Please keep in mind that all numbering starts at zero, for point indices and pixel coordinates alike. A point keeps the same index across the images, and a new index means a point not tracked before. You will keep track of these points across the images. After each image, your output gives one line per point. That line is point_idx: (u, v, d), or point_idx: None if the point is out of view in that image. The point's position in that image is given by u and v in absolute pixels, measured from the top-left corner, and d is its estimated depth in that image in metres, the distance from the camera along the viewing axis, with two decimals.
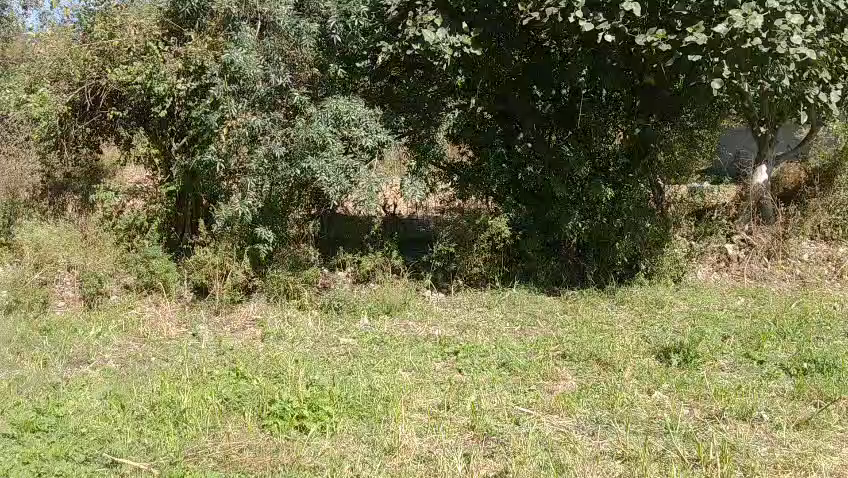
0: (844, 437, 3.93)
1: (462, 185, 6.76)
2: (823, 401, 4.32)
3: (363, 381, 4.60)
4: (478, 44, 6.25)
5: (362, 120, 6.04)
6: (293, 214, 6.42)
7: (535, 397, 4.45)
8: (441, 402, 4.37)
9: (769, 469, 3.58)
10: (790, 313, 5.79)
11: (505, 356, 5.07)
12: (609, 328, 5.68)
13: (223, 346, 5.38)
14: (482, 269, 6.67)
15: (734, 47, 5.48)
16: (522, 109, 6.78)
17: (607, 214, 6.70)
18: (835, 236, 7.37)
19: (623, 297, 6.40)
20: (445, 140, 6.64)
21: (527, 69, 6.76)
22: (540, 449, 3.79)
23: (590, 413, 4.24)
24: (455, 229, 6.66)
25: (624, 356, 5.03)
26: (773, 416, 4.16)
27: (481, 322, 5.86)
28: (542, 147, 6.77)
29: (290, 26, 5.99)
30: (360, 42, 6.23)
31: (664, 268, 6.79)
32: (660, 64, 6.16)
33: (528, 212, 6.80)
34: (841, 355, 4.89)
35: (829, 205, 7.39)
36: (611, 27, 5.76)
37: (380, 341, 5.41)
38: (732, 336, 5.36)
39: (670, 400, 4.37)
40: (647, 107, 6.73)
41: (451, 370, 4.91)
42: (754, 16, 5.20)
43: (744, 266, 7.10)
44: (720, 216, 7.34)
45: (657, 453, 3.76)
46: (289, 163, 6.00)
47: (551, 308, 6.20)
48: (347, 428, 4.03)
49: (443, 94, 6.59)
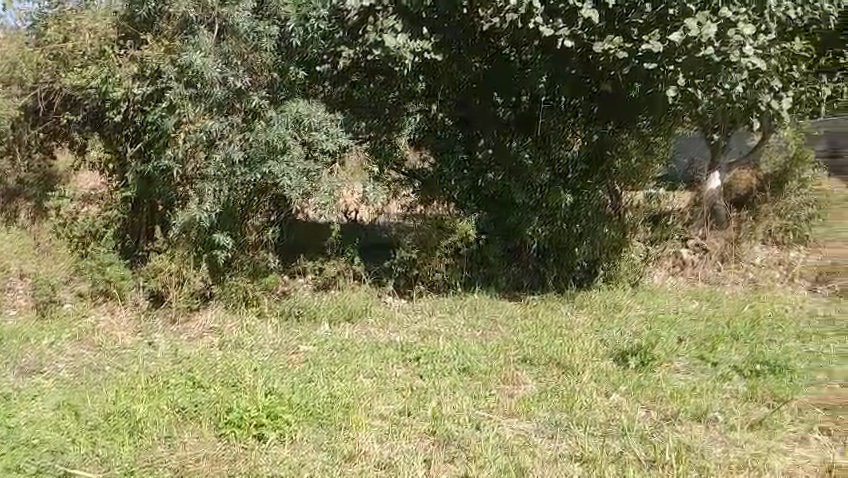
0: (795, 437, 4.04)
1: (423, 191, 6.74)
2: (776, 401, 4.44)
3: (323, 387, 4.58)
4: (440, 50, 6.39)
5: (322, 124, 6.07)
6: (251, 219, 6.30)
7: (495, 401, 4.48)
8: (402, 408, 4.37)
9: (723, 469, 3.66)
10: (743, 316, 5.94)
11: (466, 361, 5.09)
12: (567, 331, 5.75)
13: (180, 354, 5.31)
14: (444, 274, 6.74)
15: (688, 55, 5.66)
16: (481, 115, 6.86)
17: (566, 220, 6.79)
18: (786, 241, 7.55)
19: (581, 301, 6.51)
20: (407, 145, 6.64)
21: (487, 76, 6.75)
22: (499, 453, 3.82)
23: (549, 416, 4.29)
24: (418, 234, 6.66)
25: (582, 360, 5.10)
26: (727, 417, 4.24)
27: (441, 328, 5.88)
28: (502, 154, 6.80)
29: (249, 30, 6.06)
30: (320, 46, 6.30)
31: (621, 272, 6.99)
32: (616, 72, 6.17)
33: (488, 217, 6.88)
34: (792, 357, 5.02)
35: (780, 210, 7.65)
36: (570, 33, 5.85)
37: (340, 348, 5.40)
38: (687, 338, 5.48)
39: (627, 403, 4.44)
40: (605, 113, 6.74)
41: (412, 375, 4.91)
42: (708, 25, 5.50)
43: (698, 270, 7.33)
44: (676, 221, 7.47)
45: (614, 455, 3.81)
46: (248, 168, 5.96)
47: (512, 313, 6.25)
48: (306, 436, 4.01)
49: (405, 100, 6.56)
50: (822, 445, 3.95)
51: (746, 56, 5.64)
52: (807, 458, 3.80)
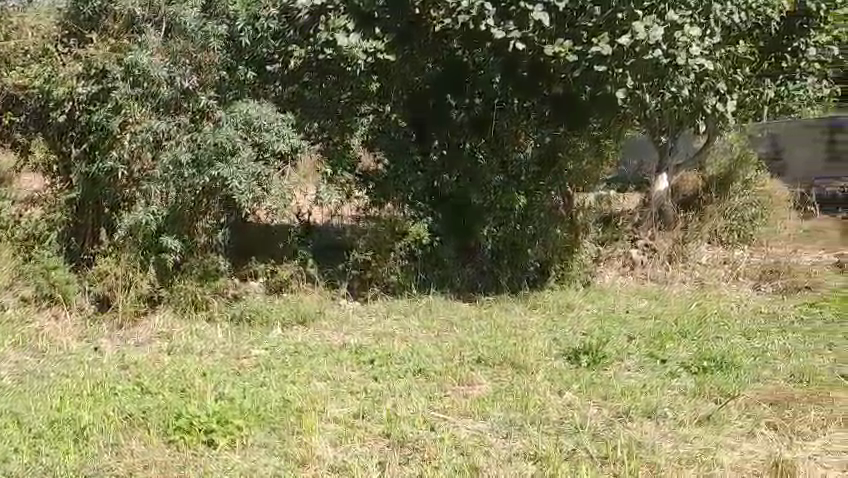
0: (742, 432, 4.11)
1: (376, 193, 6.69)
2: (724, 397, 4.53)
3: (276, 392, 4.52)
4: (393, 50, 6.39)
5: (274, 125, 6.03)
6: (201, 221, 6.20)
7: (450, 402, 4.48)
8: (356, 411, 4.34)
9: (673, 464, 3.73)
10: (690, 314, 6.08)
11: (420, 363, 5.08)
12: (521, 331, 5.79)
13: (127, 359, 5.18)
14: (398, 276, 6.73)
15: (636, 58, 5.79)
16: (433, 117, 6.81)
17: (519, 221, 6.87)
18: (731, 240, 7.78)
19: (535, 301, 6.58)
20: (360, 146, 6.59)
21: (440, 77, 6.71)
22: (454, 454, 3.82)
23: (503, 416, 4.30)
24: (372, 237, 6.68)
25: (535, 359, 5.15)
26: (676, 413, 4.32)
27: (394, 330, 5.85)
28: (456, 155, 6.83)
29: (197, 28, 5.94)
30: (271, 45, 6.24)
31: (572, 272, 7.08)
32: (567, 74, 6.16)
33: (443, 219, 6.87)
34: (738, 354, 5.15)
35: (725, 210, 7.83)
36: (521, 36, 5.92)
37: (294, 351, 5.34)
38: (636, 337, 5.58)
39: (580, 401, 4.49)
40: (556, 115, 6.74)
41: (367, 377, 4.88)
42: (655, 28, 5.63)
43: (647, 269, 7.37)
44: (625, 223, 7.65)
45: (568, 453, 3.85)
46: (196, 169, 5.89)
47: (466, 314, 6.27)
48: (257, 441, 3.95)
49: (357, 101, 6.52)
50: (768, 439, 4.01)
51: (692, 58, 5.82)
52: (755, 453, 3.87)
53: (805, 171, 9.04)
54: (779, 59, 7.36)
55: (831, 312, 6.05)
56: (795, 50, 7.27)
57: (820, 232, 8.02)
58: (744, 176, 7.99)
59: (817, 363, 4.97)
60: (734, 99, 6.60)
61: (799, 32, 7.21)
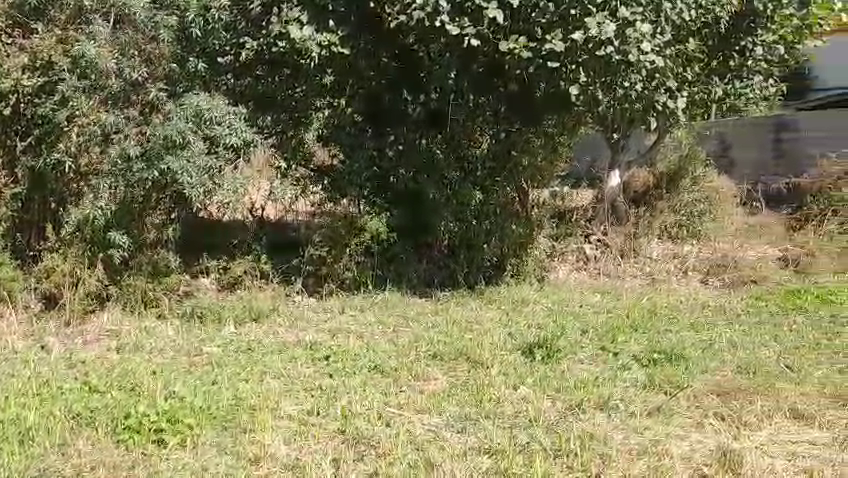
0: (691, 422, 4.21)
1: (332, 188, 6.64)
2: (672, 388, 4.63)
3: (228, 390, 4.45)
4: (347, 44, 6.35)
5: (225, 118, 5.92)
6: (151, 217, 6.07)
7: (405, 397, 4.47)
8: (310, 408, 4.30)
9: (625, 455, 3.79)
10: (641, 307, 6.19)
11: (375, 359, 5.06)
12: (477, 327, 5.82)
13: (74, 359, 5.03)
14: (354, 272, 6.72)
15: (589, 54, 5.85)
16: (391, 113, 6.77)
17: (475, 217, 6.91)
18: (680, 235, 7.97)
19: (490, 297, 6.62)
20: (315, 141, 6.56)
21: (396, 72, 6.70)
22: (409, 449, 3.82)
23: (459, 410, 4.32)
24: (327, 232, 6.66)
25: (491, 354, 5.18)
26: (627, 405, 4.40)
27: (350, 326, 5.81)
28: (413, 151, 6.79)
29: (146, 19, 5.87)
30: (222, 37, 6.09)
31: (528, 268, 7.14)
32: (523, 70, 6.19)
33: (399, 215, 6.84)
34: (687, 346, 5.27)
35: (675, 206, 8.04)
36: (476, 32, 5.96)
37: (247, 349, 5.26)
38: (589, 331, 5.67)
39: (534, 394, 4.53)
40: (512, 111, 6.73)
41: (322, 374, 4.83)
42: (607, 23, 5.70)
43: (600, 265, 7.50)
44: (578, 218, 7.76)
45: (522, 446, 3.88)
46: (146, 163, 5.73)
47: (422, 309, 6.27)
48: (209, 440, 3.88)
49: (313, 94, 6.44)
50: (715, 429, 4.11)
51: (644, 55, 5.90)
52: (704, 443, 3.96)
53: (753, 171, 9.03)
54: (727, 58, 7.49)
55: (776, 305, 6.23)
56: (742, 49, 7.41)
57: (766, 228, 8.09)
58: (693, 173, 8.15)
59: (762, 354, 5.11)
60: (683, 96, 6.76)
61: (747, 31, 7.31)
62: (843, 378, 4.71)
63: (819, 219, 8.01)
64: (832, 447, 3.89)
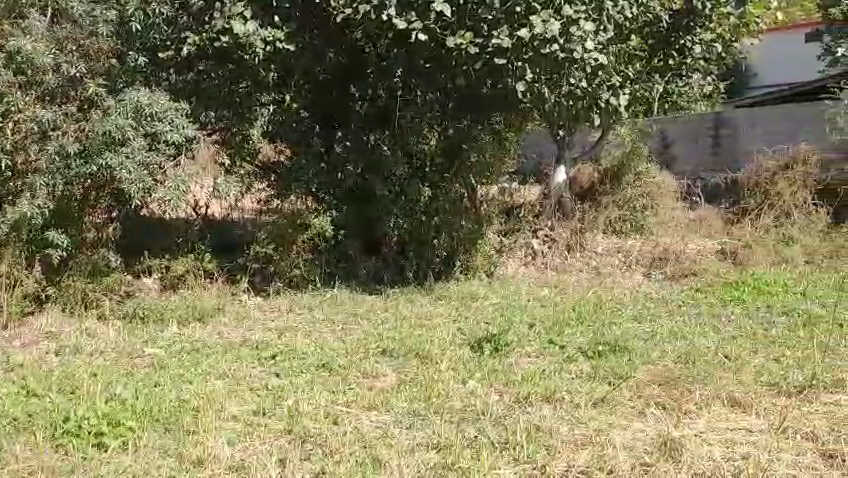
0: (634, 412, 4.30)
1: (278, 184, 6.65)
2: (617, 379, 4.72)
3: (172, 391, 4.38)
4: (293, 40, 6.19)
5: (166, 114, 5.76)
6: (90, 217, 6.05)
7: (353, 395, 4.45)
8: (256, 408, 4.24)
9: (570, 446, 3.84)
10: (586, 301, 6.30)
11: (323, 357, 5.02)
12: (427, 323, 5.82)
13: (11, 362, 4.87)
14: (302, 269, 6.67)
15: (534, 52, 5.80)
16: (340, 108, 6.80)
17: (424, 213, 6.91)
18: (623, 230, 8.13)
19: (440, 293, 6.64)
20: (261, 138, 6.50)
21: (342, 68, 6.68)
22: (357, 447, 3.79)
23: (408, 407, 4.31)
24: (273, 228, 6.61)
25: (440, 349, 5.21)
26: (573, 396, 4.47)
27: (298, 325, 5.77)
28: (361, 147, 6.77)
29: (84, 14, 5.72)
30: (163, 32, 6.07)
31: (476, 263, 7.21)
32: (469, 66, 6.21)
33: (348, 212, 6.84)
34: (631, 337, 5.41)
35: (619, 201, 8.19)
36: (423, 26, 5.86)
37: (193, 349, 5.17)
38: (537, 324, 5.75)
39: (482, 388, 4.56)
40: (460, 108, 6.84)
41: (268, 374, 4.78)
42: (553, 22, 5.64)
43: (548, 260, 7.61)
44: (526, 214, 7.83)
45: (469, 440, 3.90)
46: (84, 159, 5.55)
47: (371, 306, 6.26)
48: (151, 442, 3.79)
49: (256, 90, 6.36)
50: (657, 417, 4.20)
51: (588, 52, 5.91)
52: (645, 431, 4.04)
53: (693, 169, 9.33)
54: (667, 56, 7.59)
55: (715, 297, 6.40)
56: (681, 47, 7.48)
57: (707, 221, 8.27)
58: (636, 169, 8.32)
59: (702, 344, 5.26)
60: (625, 93, 6.85)
61: (686, 30, 7.37)
62: (779, 365, 4.86)
63: (755, 214, 8.26)
64: (767, 432, 4.00)
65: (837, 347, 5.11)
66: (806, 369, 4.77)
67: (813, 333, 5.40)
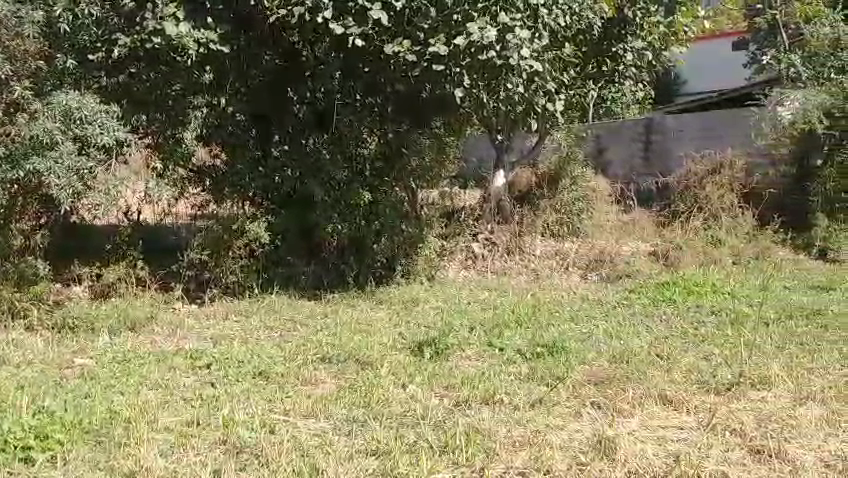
0: (570, 412, 4.37)
1: (213, 189, 6.59)
2: (554, 380, 4.80)
3: (102, 403, 4.25)
4: (226, 41, 6.08)
5: (96, 117, 5.57)
6: (19, 223, 5.83)
7: (292, 402, 4.39)
8: (191, 419, 4.13)
9: (509, 448, 3.87)
10: (525, 304, 6.39)
11: (261, 365, 4.95)
12: (367, 327, 5.81)
13: None
14: (238, 276, 6.55)
15: (471, 58, 5.79)
16: (278, 111, 6.72)
17: (365, 217, 6.86)
18: (561, 232, 8.25)
19: (380, 297, 6.63)
20: (194, 141, 6.37)
21: (279, 71, 6.64)
22: (294, 456, 3.71)
23: (347, 413, 4.28)
24: (208, 234, 6.46)
25: (381, 354, 5.20)
26: (512, 398, 4.52)
27: (235, 332, 5.67)
28: (299, 150, 6.77)
29: (10, 13, 5.28)
30: (92, 33, 5.85)
31: (418, 267, 7.24)
32: (408, 73, 6.24)
33: (287, 217, 6.77)
34: (568, 339, 5.52)
35: (557, 205, 8.34)
36: (360, 33, 5.84)
37: (125, 359, 5.02)
38: (478, 327, 5.81)
39: (422, 392, 4.58)
40: (400, 112, 6.83)
41: (202, 383, 4.67)
42: (489, 29, 5.62)
43: (488, 263, 7.71)
44: (466, 218, 8.03)
45: (409, 445, 3.90)
46: (10, 165, 5.28)
47: (310, 312, 6.20)
48: (81, 456, 3.66)
49: (189, 92, 6.21)
50: (593, 417, 4.28)
51: (524, 59, 5.90)
52: (581, 431, 4.11)
53: (627, 171, 9.62)
54: (600, 63, 7.85)
55: (649, 297, 6.58)
56: (614, 54, 7.74)
57: (639, 225, 8.50)
58: (572, 173, 8.41)
59: (636, 344, 5.39)
60: (561, 99, 6.98)
61: (617, 38, 7.67)
62: (708, 363, 5.02)
63: (685, 216, 8.52)
64: (697, 429, 4.13)
65: (763, 345, 5.30)
66: (733, 366, 4.94)
67: (740, 332, 5.60)
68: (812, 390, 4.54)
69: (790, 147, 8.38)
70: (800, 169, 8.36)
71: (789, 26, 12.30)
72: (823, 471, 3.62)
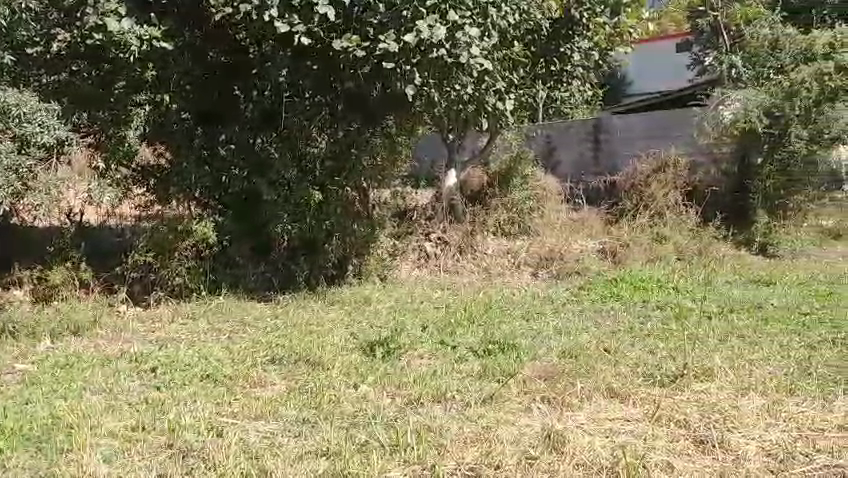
0: (521, 407, 4.41)
1: (159, 189, 6.52)
2: (505, 376, 4.84)
3: (42, 409, 4.14)
4: (170, 39, 6.02)
5: (36, 115, 5.33)
6: None
7: (240, 404, 4.34)
8: (134, 424, 4.03)
9: (460, 444, 3.88)
10: (477, 302, 6.42)
11: (208, 368, 4.86)
12: (318, 328, 5.77)
13: None
14: (184, 278, 6.47)
15: (422, 56, 5.85)
16: (224, 110, 6.62)
17: (316, 217, 6.77)
18: (513, 231, 8.35)
19: (332, 298, 6.58)
20: (138, 140, 6.23)
21: (225, 68, 6.56)
22: (241, 458, 3.65)
23: (296, 415, 4.23)
24: (152, 235, 6.40)
25: (331, 355, 5.17)
26: (463, 396, 4.55)
27: (182, 335, 5.56)
28: (246, 149, 6.66)
29: None
30: (30, 28, 5.49)
31: (369, 267, 7.22)
32: (357, 70, 6.22)
33: (234, 218, 6.72)
34: (519, 336, 5.58)
35: (507, 204, 8.43)
36: (306, 30, 5.83)
37: (67, 364, 4.87)
38: (430, 326, 5.83)
39: (374, 392, 4.56)
40: (349, 110, 6.72)
41: (149, 388, 4.57)
42: (439, 27, 5.63)
43: (440, 261, 7.74)
44: (418, 217, 8.07)
45: (359, 444, 3.88)
46: None
47: (259, 313, 6.14)
48: (21, 463, 3.55)
49: (133, 89, 6.11)
50: (542, 412, 4.34)
51: (474, 57, 5.97)
52: (531, 426, 4.15)
53: (575, 170, 9.70)
54: (549, 63, 7.97)
55: (597, 293, 6.69)
56: (561, 54, 7.91)
57: (586, 222, 8.67)
58: (522, 172, 8.64)
59: (584, 339, 5.47)
60: (510, 98, 7.09)
61: (564, 38, 7.81)
62: (654, 357, 5.13)
63: (632, 214, 8.70)
64: (643, 421, 4.21)
65: (706, 339, 5.44)
66: (677, 359, 5.06)
67: (684, 326, 5.74)
68: (753, 381, 4.67)
69: (730, 145, 8.64)
70: (740, 168, 8.63)
71: (730, 28, 12.65)
72: (765, 460, 3.73)
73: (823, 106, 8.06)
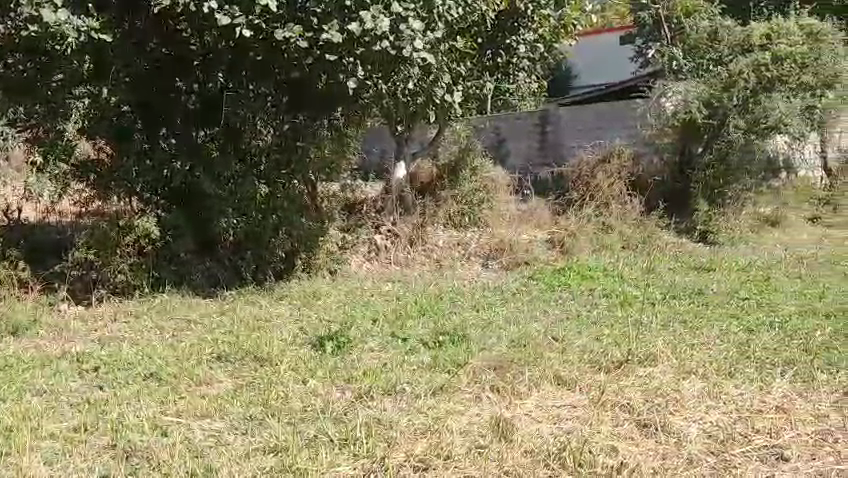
0: (470, 397, 4.46)
1: (98, 185, 6.34)
2: (454, 366, 4.88)
3: None
4: (108, 29, 5.79)
5: None
6: None
7: (186, 403, 4.27)
8: (76, 424, 3.95)
9: (409, 436, 3.90)
10: (428, 295, 6.45)
11: (152, 366, 4.78)
12: (265, 324, 5.71)
13: None
14: (127, 275, 6.31)
15: (365, 47, 5.79)
16: (164, 103, 6.48)
17: (261, 212, 6.75)
18: (462, 223, 8.40)
19: (279, 294, 6.53)
20: (76, 133, 6.11)
21: (166, 60, 6.39)
22: (186, 458, 3.60)
23: (244, 412, 4.20)
24: (93, 232, 6.24)
25: (279, 350, 5.13)
26: (412, 387, 4.57)
27: (126, 334, 5.46)
28: (189, 142, 6.56)
29: None
30: None
31: (319, 261, 7.17)
32: (301, 62, 6.10)
33: (178, 213, 6.59)
34: (469, 326, 5.64)
35: (457, 196, 8.45)
36: (247, 22, 5.66)
37: (5, 365, 4.74)
38: (380, 319, 5.84)
39: (322, 387, 4.55)
40: (293, 104, 6.70)
41: (92, 388, 4.47)
42: (382, 19, 5.59)
43: (391, 255, 7.78)
44: (367, 211, 8.10)
45: (307, 440, 3.87)
46: None
47: (205, 310, 6.06)
48: None
49: (70, 83, 5.93)
50: (491, 401, 4.39)
51: (417, 51, 5.94)
52: (479, 416, 4.20)
53: (523, 163, 9.79)
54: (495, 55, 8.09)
55: (544, 283, 6.80)
56: (508, 46, 8.02)
57: (534, 213, 8.76)
58: (471, 164, 8.61)
59: (533, 329, 5.55)
60: (459, 91, 7.14)
61: (510, 30, 7.95)
62: (600, 344, 5.23)
63: (579, 205, 8.83)
64: (588, 407, 4.30)
65: (650, 324, 5.59)
66: (621, 346, 5.18)
67: (628, 312, 5.89)
68: (694, 366, 4.81)
69: (673, 136, 8.90)
70: (682, 159, 8.98)
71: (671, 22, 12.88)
72: (706, 442, 3.85)
73: (759, 97, 8.29)
